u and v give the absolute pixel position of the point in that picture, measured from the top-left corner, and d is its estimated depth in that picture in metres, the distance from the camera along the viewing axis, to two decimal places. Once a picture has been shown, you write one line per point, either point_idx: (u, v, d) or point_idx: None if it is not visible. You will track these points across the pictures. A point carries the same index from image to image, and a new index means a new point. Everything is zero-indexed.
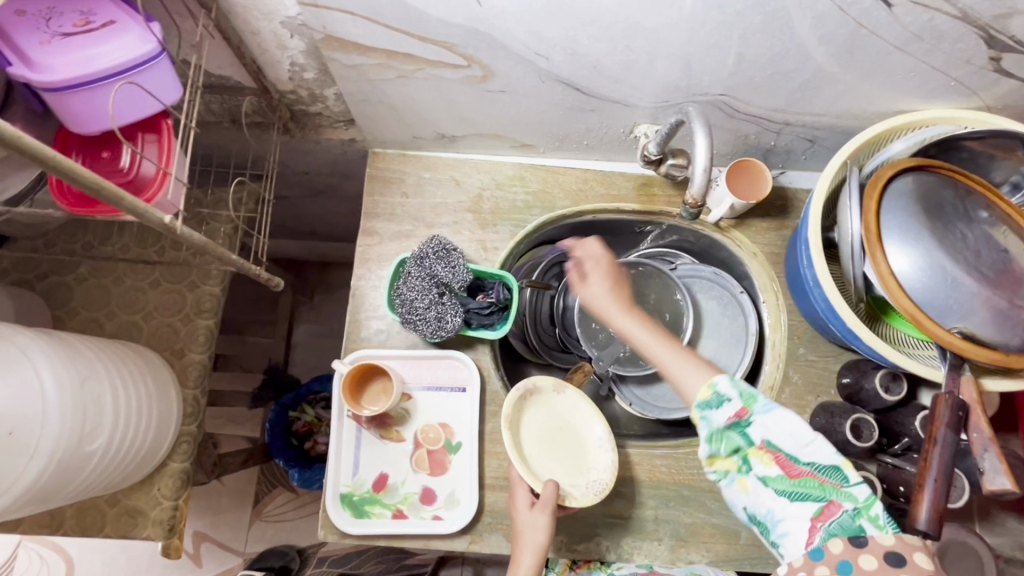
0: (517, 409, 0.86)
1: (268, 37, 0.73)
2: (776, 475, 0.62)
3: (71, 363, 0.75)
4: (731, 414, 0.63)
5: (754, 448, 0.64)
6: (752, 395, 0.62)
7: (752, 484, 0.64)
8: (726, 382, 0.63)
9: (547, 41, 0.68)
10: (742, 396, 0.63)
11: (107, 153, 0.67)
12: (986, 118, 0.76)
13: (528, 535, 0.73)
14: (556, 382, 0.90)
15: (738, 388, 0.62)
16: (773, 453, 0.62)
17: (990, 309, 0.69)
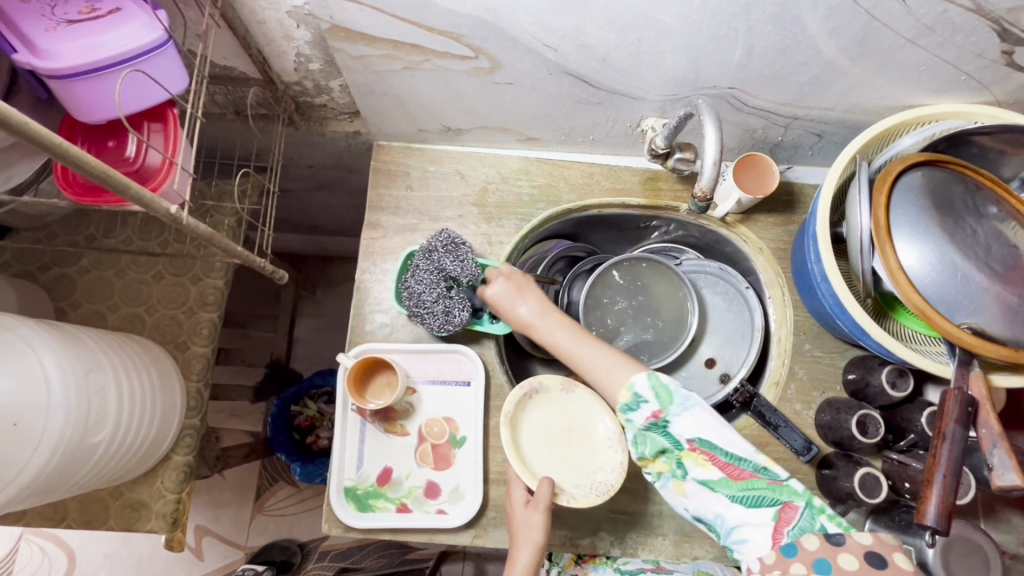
0: (522, 407, 0.86)
1: (274, 27, 0.72)
2: (719, 478, 0.64)
3: (76, 354, 0.75)
4: (651, 417, 0.66)
5: (686, 453, 0.65)
6: (669, 396, 0.65)
7: (690, 486, 0.66)
8: (644, 383, 0.66)
9: (556, 32, 0.68)
10: (660, 397, 0.65)
11: (113, 142, 0.67)
12: (997, 113, 0.76)
13: (525, 532, 0.74)
14: (565, 380, 0.89)
15: (655, 389, 0.65)
16: (708, 454, 0.64)
17: (1000, 305, 0.69)
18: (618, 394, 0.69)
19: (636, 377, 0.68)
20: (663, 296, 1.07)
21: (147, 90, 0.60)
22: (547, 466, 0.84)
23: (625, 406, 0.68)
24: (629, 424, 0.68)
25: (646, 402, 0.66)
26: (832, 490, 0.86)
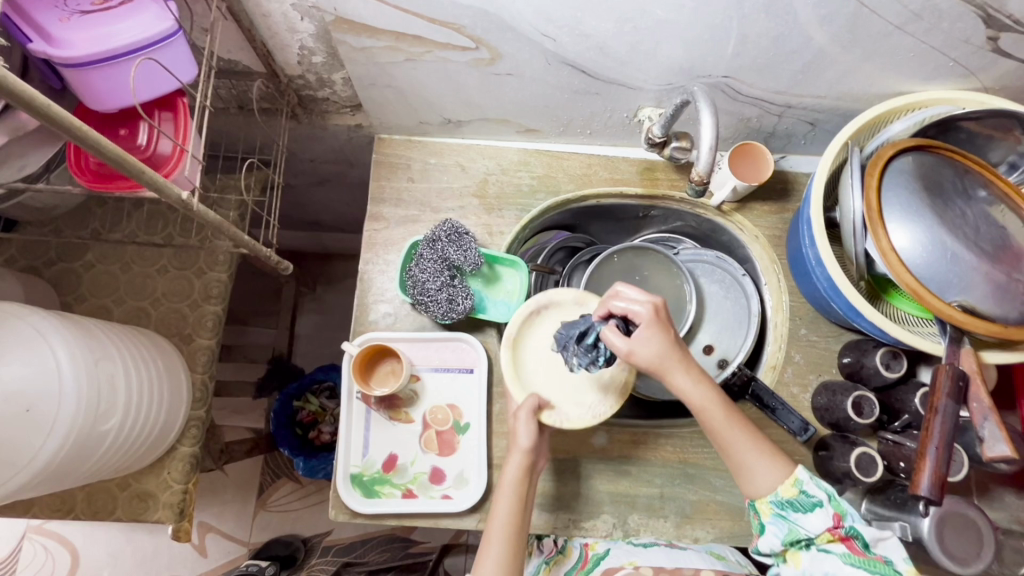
0: (527, 323, 0.87)
1: (279, 19, 0.74)
2: (842, 553, 0.66)
3: (87, 343, 0.76)
4: (825, 520, 0.67)
5: (823, 534, 0.67)
6: (839, 498, 0.69)
7: (808, 559, 0.68)
8: (813, 483, 0.69)
9: (555, 22, 0.69)
10: (831, 500, 0.68)
11: (125, 131, 0.68)
12: (984, 99, 0.78)
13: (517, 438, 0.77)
14: (581, 295, 0.88)
15: (827, 490, 0.68)
16: (844, 536, 0.67)
17: (990, 283, 0.71)
18: (777, 486, 0.70)
19: (801, 472, 0.70)
20: (662, 284, 1.08)
21: (157, 78, 0.62)
22: (549, 381, 0.85)
23: (786, 499, 0.69)
24: (778, 517, 0.70)
25: (819, 503, 0.68)
26: (828, 469, 0.88)
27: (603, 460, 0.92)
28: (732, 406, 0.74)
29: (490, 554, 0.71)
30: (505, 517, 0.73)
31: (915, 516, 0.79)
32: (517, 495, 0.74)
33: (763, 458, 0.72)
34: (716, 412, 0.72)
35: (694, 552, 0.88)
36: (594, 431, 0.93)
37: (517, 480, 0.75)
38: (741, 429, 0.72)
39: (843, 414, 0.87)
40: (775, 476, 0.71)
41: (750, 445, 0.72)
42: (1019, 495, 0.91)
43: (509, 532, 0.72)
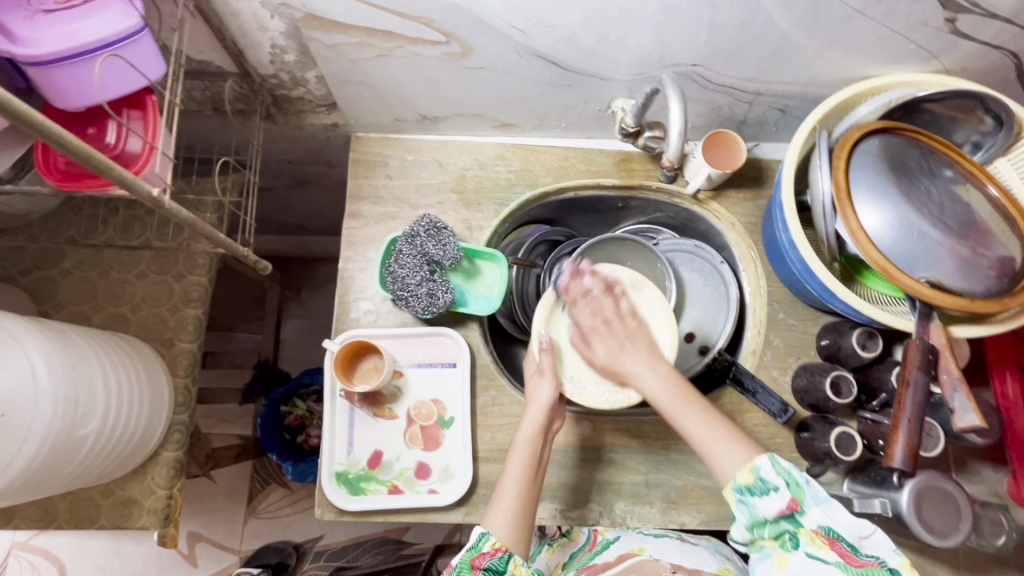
0: (572, 293, 0.93)
1: (248, 18, 0.74)
2: (836, 563, 0.60)
3: (62, 347, 0.76)
4: (780, 505, 0.63)
5: (804, 529, 0.63)
6: (799, 485, 0.63)
7: (794, 559, 0.62)
8: (772, 469, 0.64)
9: (523, 14, 0.70)
10: (790, 486, 0.63)
11: (93, 130, 0.68)
12: (947, 82, 0.80)
13: (535, 397, 0.82)
14: (639, 279, 0.92)
15: (784, 475, 0.63)
16: (829, 538, 0.61)
17: (956, 259, 0.72)
18: (737, 473, 0.66)
19: (761, 459, 0.65)
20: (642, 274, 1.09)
21: (125, 80, 0.61)
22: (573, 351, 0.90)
23: (745, 486, 0.65)
24: (741, 503, 0.66)
25: (775, 489, 0.63)
26: (810, 450, 0.90)
27: (587, 449, 0.92)
28: (694, 394, 0.74)
29: (502, 503, 0.74)
30: (518, 467, 0.76)
31: (896, 493, 0.80)
32: (531, 448, 0.78)
33: (724, 441, 0.69)
34: (670, 401, 0.74)
35: (706, 549, 0.87)
36: (578, 420, 0.93)
37: (532, 436, 0.79)
38: (702, 417, 0.71)
39: (821, 394, 0.88)
40: (735, 460, 0.67)
41: (719, 433, 0.70)
42: (996, 469, 0.92)
43: (522, 482, 0.75)
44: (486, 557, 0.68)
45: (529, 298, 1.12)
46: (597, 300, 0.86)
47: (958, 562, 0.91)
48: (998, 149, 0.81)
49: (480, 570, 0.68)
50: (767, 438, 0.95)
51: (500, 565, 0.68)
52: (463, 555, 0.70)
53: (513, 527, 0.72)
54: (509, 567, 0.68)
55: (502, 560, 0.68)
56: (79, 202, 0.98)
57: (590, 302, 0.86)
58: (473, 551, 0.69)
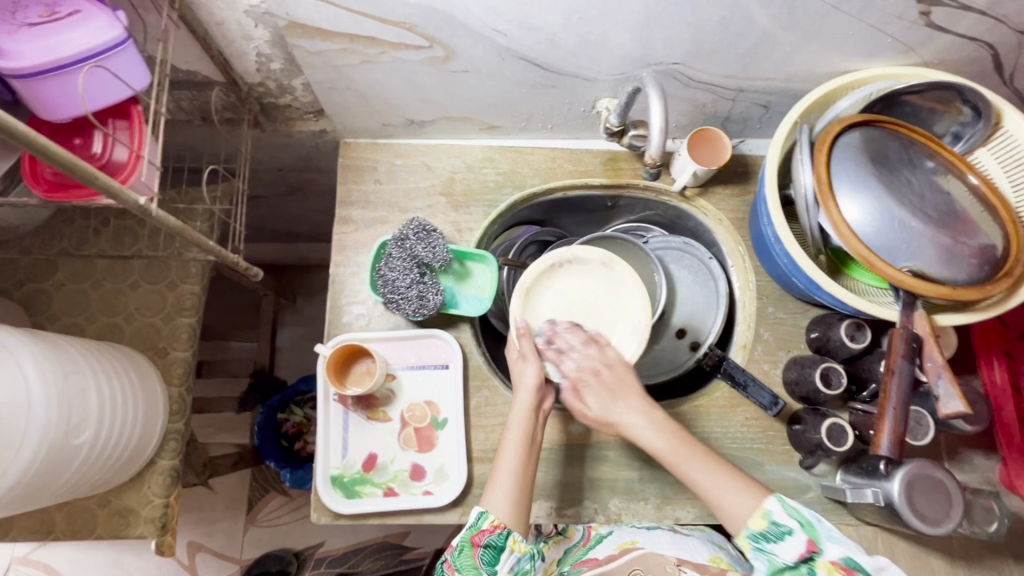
0: (549, 275, 0.91)
1: (233, 27, 0.75)
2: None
3: (55, 357, 0.76)
4: (798, 548, 0.68)
5: (823, 566, 0.67)
6: (811, 523, 0.68)
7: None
8: (784, 513, 0.69)
9: (504, 17, 0.71)
10: (804, 526, 0.68)
11: (79, 141, 0.69)
12: (925, 73, 0.81)
13: (523, 378, 0.81)
14: (609, 256, 0.90)
15: (798, 517, 0.68)
16: (848, 570, 0.65)
17: (937, 247, 0.73)
18: (749, 520, 0.70)
19: (771, 502, 0.70)
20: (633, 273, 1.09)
21: (109, 88, 0.62)
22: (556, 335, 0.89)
23: (758, 532, 0.69)
24: (757, 551, 0.70)
25: (790, 531, 0.68)
26: (803, 442, 0.90)
27: (581, 447, 0.93)
28: (696, 444, 0.77)
29: (499, 485, 0.75)
30: (513, 450, 0.77)
31: (889, 482, 0.80)
32: (525, 430, 0.78)
33: (734, 490, 0.72)
34: (673, 453, 0.76)
35: (699, 539, 0.89)
36: (571, 418, 0.94)
37: (525, 418, 0.79)
38: (707, 466, 0.74)
39: (812, 386, 0.89)
40: (746, 505, 0.71)
41: (726, 479, 0.73)
42: (987, 456, 0.93)
43: (518, 465, 0.76)
44: (486, 534, 0.72)
45: None
46: (583, 349, 0.83)
47: (952, 550, 0.91)
48: (978, 140, 0.82)
49: (480, 547, 0.72)
50: (759, 431, 0.95)
51: (500, 542, 0.72)
52: (465, 533, 0.73)
53: (511, 507, 0.74)
54: (508, 542, 0.72)
55: (501, 537, 0.72)
56: (71, 214, 0.99)
57: (576, 353, 0.83)
58: (473, 529, 0.73)
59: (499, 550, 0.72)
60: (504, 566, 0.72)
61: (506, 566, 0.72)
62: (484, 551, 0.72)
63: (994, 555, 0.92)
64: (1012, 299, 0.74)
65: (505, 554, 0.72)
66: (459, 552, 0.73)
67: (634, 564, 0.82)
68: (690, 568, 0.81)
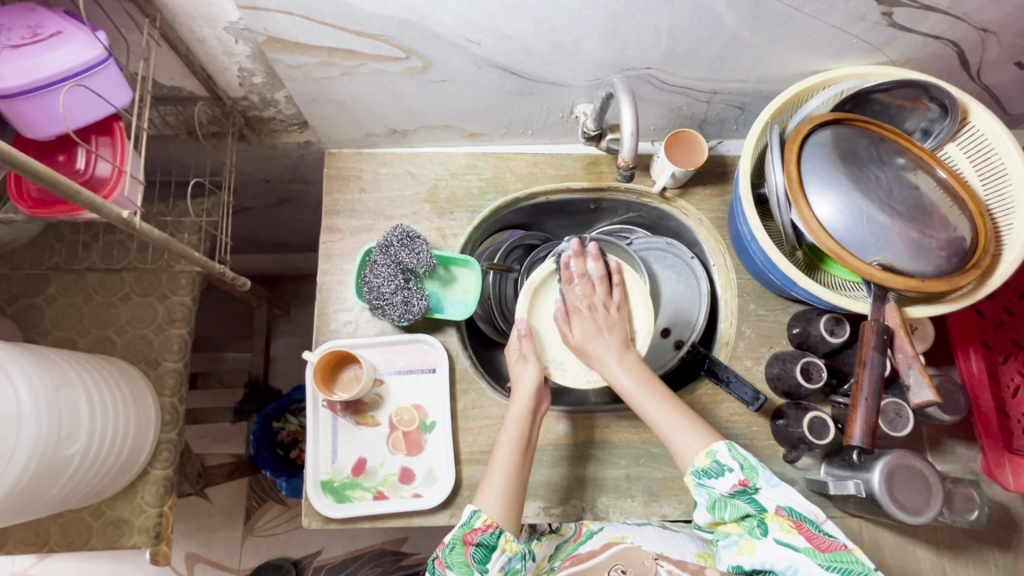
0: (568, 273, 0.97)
1: (214, 43, 0.77)
2: (805, 547, 0.67)
3: (46, 370, 0.78)
4: (733, 483, 0.71)
5: (772, 515, 0.70)
6: (752, 467, 0.71)
7: (765, 546, 0.69)
8: (727, 453, 0.72)
9: (477, 27, 0.73)
10: (743, 467, 0.71)
11: (63, 157, 0.71)
12: (892, 71, 0.82)
13: (521, 381, 0.84)
14: (620, 264, 0.92)
15: (739, 459, 0.71)
16: (795, 521, 0.68)
17: (905, 241, 0.75)
18: (694, 457, 0.73)
19: (717, 444, 0.73)
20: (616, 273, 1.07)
21: (91, 105, 0.66)
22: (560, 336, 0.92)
23: (701, 469, 0.72)
24: (700, 487, 0.73)
25: (729, 469, 0.71)
26: (785, 436, 0.92)
27: (567, 447, 0.94)
28: (657, 385, 0.79)
29: (492, 484, 0.76)
30: (507, 449, 0.79)
31: (869, 472, 0.81)
32: (520, 431, 0.80)
33: (684, 430, 0.75)
34: (634, 390, 0.79)
35: (688, 535, 0.87)
36: (558, 418, 0.95)
37: (521, 420, 0.81)
38: (663, 405, 0.77)
39: (793, 381, 0.90)
40: (692, 446, 0.74)
41: (677, 420, 0.76)
42: (970, 446, 0.94)
43: (511, 465, 0.77)
44: (477, 533, 0.73)
45: (508, 302, 1.16)
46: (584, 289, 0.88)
47: (936, 539, 0.93)
48: (946, 135, 0.84)
49: (472, 545, 0.72)
50: (744, 427, 0.97)
51: (493, 541, 0.73)
52: (457, 531, 0.73)
53: (503, 505, 0.75)
54: (500, 541, 0.73)
55: (493, 535, 0.73)
56: (61, 229, 1.00)
57: (577, 290, 0.88)
58: (466, 527, 0.73)
59: (491, 548, 0.73)
60: (495, 565, 0.72)
61: (497, 564, 0.72)
62: (475, 549, 0.72)
63: (979, 543, 0.93)
64: (980, 290, 0.77)
65: (495, 553, 0.72)
66: (451, 550, 0.73)
67: (616, 559, 0.81)
68: (668, 562, 0.78)
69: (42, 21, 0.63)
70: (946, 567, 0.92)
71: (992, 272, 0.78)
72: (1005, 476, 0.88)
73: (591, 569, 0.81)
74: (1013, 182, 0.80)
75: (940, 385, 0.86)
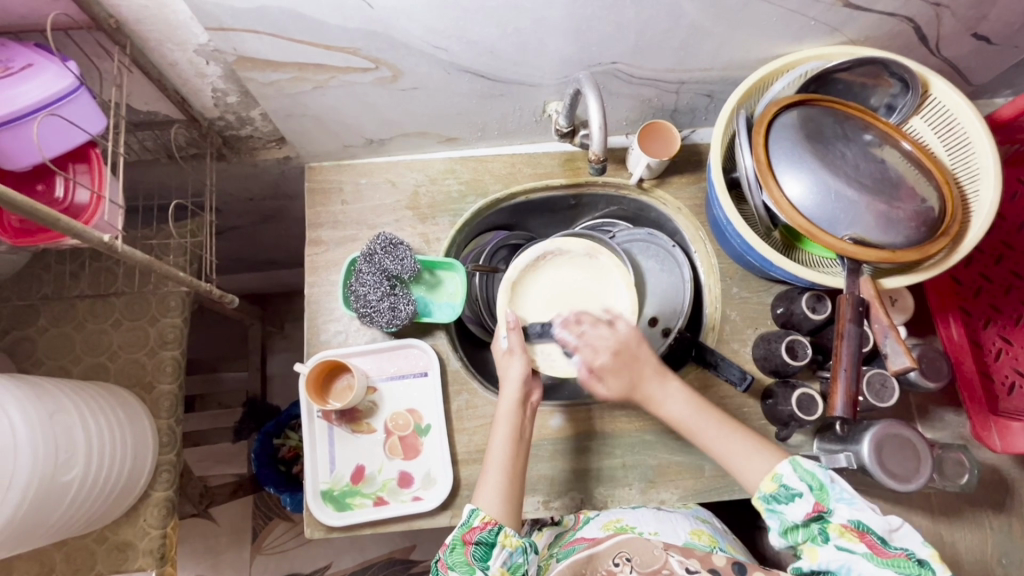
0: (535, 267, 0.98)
1: (185, 66, 0.79)
2: (864, 553, 0.64)
3: (41, 399, 0.79)
4: (807, 507, 0.68)
5: (834, 526, 0.66)
6: (823, 487, 0.68)
7: (824, 553, 0.66)
8: (795, 476, 0.69)
9: (442, 34, 0.74)
10: (814, 489, 0.68)
11: (42, 186, 0.73)
12: (852, 50, 0.84)
13: (507, 374, 0.85)
14: (593, 245, 0.99)
15: (809, 482, 0.68)
16: (859, 531, 0.65)
17: (874, 214, 0.77)
18: (761, 483, 0.72)
19: (783, 467, 0.71)
20: None
21: (66, 134, 0.68)
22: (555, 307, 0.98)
23: (771, 495, 0.71)
24: (771, 511, 0.71)
25: (800, 494, 0.68)
26: (776, 415, 0.93)
27: (562, 440, 0.95)
28: (712, 409, 0.80)
29: (489, 481, 0.77)
30: (502, 443, 0.80)
31: (857, 444, 0.82)
32: (513, 425, 0.81)
33: (748, 454, 0.75)
34: (693, 416, 0.80)
35: (682, 515, 0.93)
36: (551, 413, 0.96)
37: (512, 413, 0.82)
38: (721, 429, 0.78)
39: (779, 360, 0.91)
40: (761, 467, 0.74)
41: (743, 443, 0.76)
42: (957, 412, 0.96)
43: (506, 460, 0.79)
44: (476, 531, 0.73)
45: (497, 306, 1.17)
46: (597, 333, 0.85)
47: (931, 506, 0.94)
48: (910, 109, 0.85)
49: (472, 544, 0.73)
50: (735, 409, 0.98)
51: (492, 538, 0.73)
52: (456, 532, 0.74)
53: (501, 501, 0.76)
54: (499, 538, 0.73)
55: (493, 532, 0.73)
56: (48, 259, 1.01)
57: (591, 337, 0.84)
58: (465, 526, 0.74)
59: (491, 546, 0.72)
60: (497, 562, 0.72)
61: (498, 561, 0.72)
62: (475, 548, 0.72)
63: (972, 507, 0.95)
64: (953, 256, 0.79)
65: (496, 549, 0.72)
66: (451, 550, 0.73)
67: (621, 546, 0.82)
68: (677, 552, 0.80)
69: (12, 55, 0.66)
70: (941, 533, 0.94)
71: (963, 237, 0.80)
72: (992, 438, 0.89)
73: (596, 556, 0.82)
74: (977, 150, 0.82)
75: (921, 355, 0.88)
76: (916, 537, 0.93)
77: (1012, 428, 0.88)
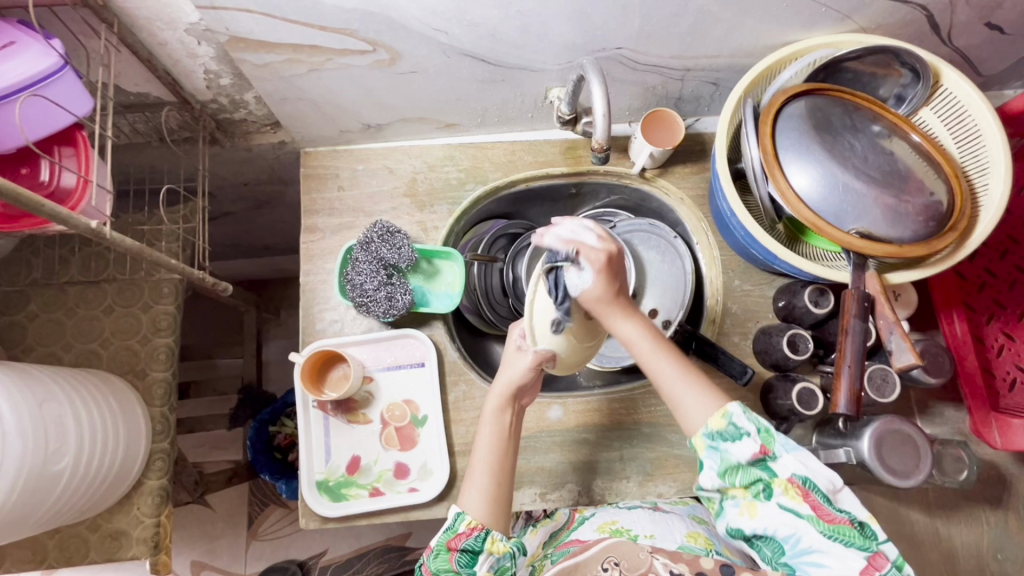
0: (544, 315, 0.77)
1: (177, 46, 0.77)
2: (809, 516, 0.65)
3: (29, 388, 0.78)
4: (752, 448, 0.67)
5: (779, 481, 0.67)
6: (769, 431, 0.68)
7: (766, 510, 0.67)
8: (744, 417, 0.68)
9: (443, 16, 0.72)
10: (760, 431, 0.68)
11: (26, 170, 0.71)
12: (863, 38, 0.82)
13: (512, 363, 0.80)
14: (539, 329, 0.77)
15: (756, 423, 0.68)
16: (804, 490, 0.65)
17: (881, 207, 0.76)
18: (706, 420, 0.70)
19: (733, 406, 0.69)
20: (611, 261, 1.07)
21: (49, 114, 0.66)
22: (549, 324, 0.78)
23: (716, 431, 0.69)
24: (712, 449, 0.70)
25: (747, 433, 0.67)
26: (774, 409, 0.92)
27: (560, 433, 0.94)
28: (664, 340, 0.74)
29: (474, 482, 0.76)
30: (486, 443, 0.79)
31: (857, 440, 0.78)
32: (498, 427, 0.79)
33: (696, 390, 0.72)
34: (646, 347, 0.73)
35: (678, 515, 0.90)
36: (549, 405, 0.95)
37: (499, 409, 0.80)
38: (675, 366, 0.73)
39: (780, 353, 0.91)
40: (707, 408, 0.71)
41: (694, 385, 0.72)
42: (957, 408, 0.96)
43: (493, 461, 0.77)
44: (462, 537, 0.71)
45: (494, 292, 1.15)
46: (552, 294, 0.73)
47: (926, 500, 0.94)
48: (919, 100, 0.83)
49: (457, 551, 0.71)
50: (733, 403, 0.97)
51: (477, 545, 0.71)
52: (441, 537, 0.72)
53: (487, 504, 0.74)
54: (486, 544, 0.71)
55: (478, 539, 0.71)
56: (37, 244, 0.99)
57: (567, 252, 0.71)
58: (450, 532, 0.72)
59: (477, 552, 0.70)
60: (483, 567, 0.70)
61: (485, 565, 0.70)
62: (461, 555, 0.70)
63: (969, 503, 0.95)
64: (959, 252, 0.78)
65: (482, 556, 0.70)
66: (435, 556, 0.71)
67: (607, 551, 0.79)
68: (663, 556, 0.78)
69: None
70: (935, 527, 0.94)
71: (971, 232, 0.79)
72: (992, 434, 0.89)
73: (582, 563, 0.79)
74: (988, 145, 0.80)
75: (924, 349, 0.87)
76: (912, 532, 0.94)
77: (1013, 425, 0.88)
